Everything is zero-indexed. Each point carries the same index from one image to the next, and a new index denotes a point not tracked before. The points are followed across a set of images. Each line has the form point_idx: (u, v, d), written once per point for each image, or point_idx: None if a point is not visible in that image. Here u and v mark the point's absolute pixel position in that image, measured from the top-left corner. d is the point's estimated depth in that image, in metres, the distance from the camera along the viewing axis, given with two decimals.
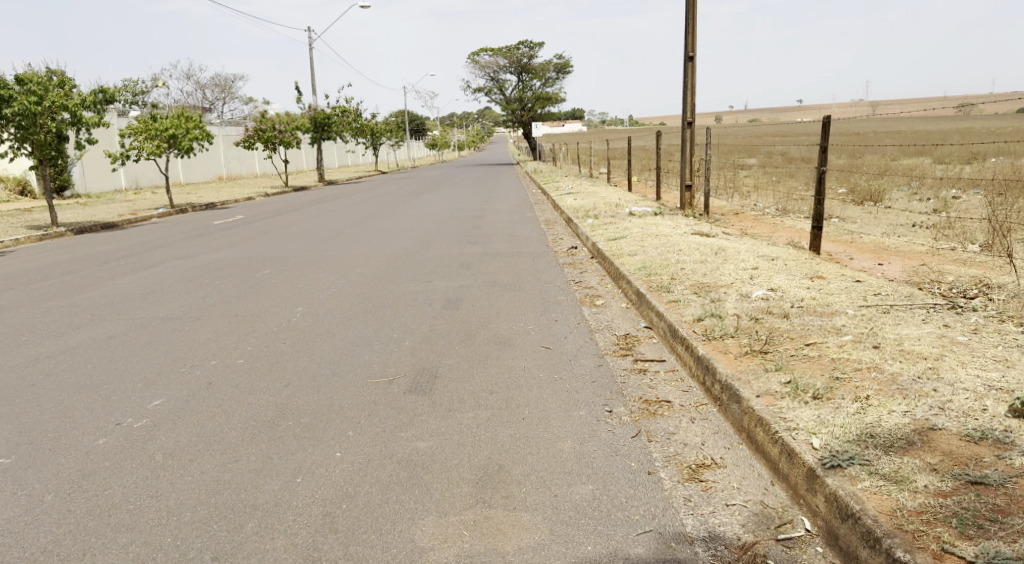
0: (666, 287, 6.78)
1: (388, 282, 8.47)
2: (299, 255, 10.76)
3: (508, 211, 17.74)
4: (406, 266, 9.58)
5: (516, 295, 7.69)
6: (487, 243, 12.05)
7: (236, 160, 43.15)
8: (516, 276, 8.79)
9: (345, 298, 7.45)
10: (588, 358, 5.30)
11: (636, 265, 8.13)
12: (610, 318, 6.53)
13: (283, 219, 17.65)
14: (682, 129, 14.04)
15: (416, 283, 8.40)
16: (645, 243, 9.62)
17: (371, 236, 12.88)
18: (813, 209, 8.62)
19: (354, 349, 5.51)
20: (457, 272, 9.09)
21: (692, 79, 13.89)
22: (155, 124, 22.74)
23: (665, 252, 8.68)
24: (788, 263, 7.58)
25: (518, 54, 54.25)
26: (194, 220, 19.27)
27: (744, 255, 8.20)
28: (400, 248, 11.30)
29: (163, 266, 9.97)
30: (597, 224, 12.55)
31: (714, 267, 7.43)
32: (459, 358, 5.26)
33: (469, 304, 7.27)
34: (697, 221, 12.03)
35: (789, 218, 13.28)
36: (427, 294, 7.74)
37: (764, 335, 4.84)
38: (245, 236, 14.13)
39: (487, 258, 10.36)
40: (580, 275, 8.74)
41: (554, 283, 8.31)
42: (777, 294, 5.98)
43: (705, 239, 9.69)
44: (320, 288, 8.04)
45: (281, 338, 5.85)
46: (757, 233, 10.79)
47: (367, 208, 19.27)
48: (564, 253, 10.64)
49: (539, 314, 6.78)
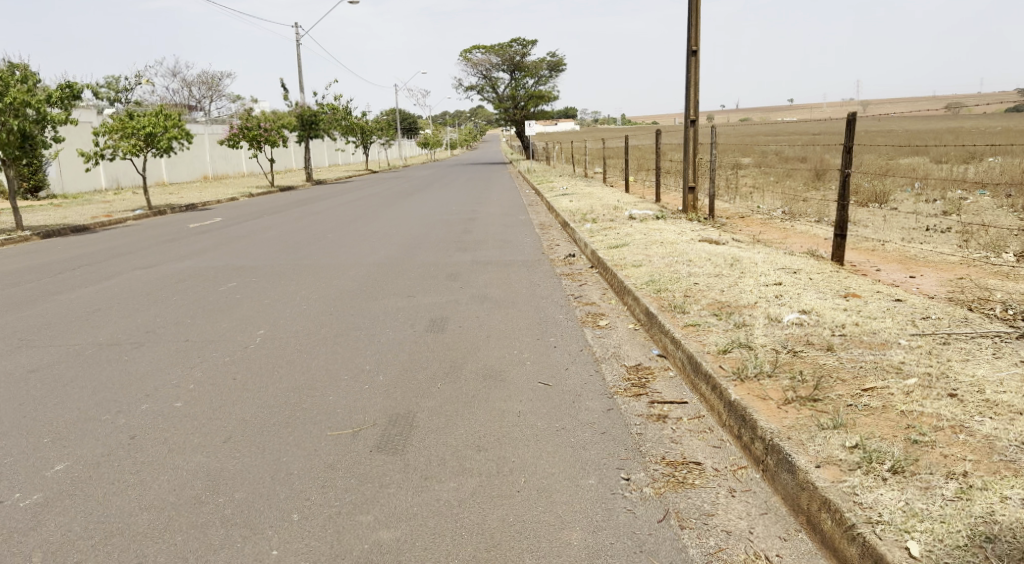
0: (680, 307, 5.94)
1: (366, 297, 7.62)
2: (272, 264, 9.90)
3: (500, 213, 16.86)
4: (388, 279, 8.71)
5: (508, 314, 6.85)
6: (478, 250, 11.19)
7: (222, 159, 42.11)
8: (508, 290, 7.94)
9: (315, 318, 6.60)
10: (594, 397, 4.46)
11: (643, 279, 7.28)
12: (617, 344, 5.69)
13: (263, 223, 16.78)
14: (685, 127, 13.24)
15: (398, 298, 7.56)
16: (650, 253, 8.79)
17: (354, 242, 12.01)
18: (836, 216, 7.81)
19: (317, 387, 4.67)
20: (443, 285, 8.25)
21: (696, 73, 13.06)
22: (130, 123, 21.82)
23: (673, 263, 7.86)
24: (813, 277, 6.77)
25: (511, 52, 53.33)
26: (170, 223, 18.39)
27: (761, 266, 7.38)
28: (383, 256, 10.45)
29: (121, 278, 9.10)
30: (596, 229, 11.73)
31: (733, 282, 6.59)
32: (440, 399, 4.42)
33: (455, 324, 6.42)
34: (703, 226, 11.21)
35: (799, 222, 12.49)
36: (408, 311, 6.90)
37: (809, 376, 4.00)
38: (219, 242, 13.25)
39: (477, 267, 9.52)
40: (579, 289, 7.91)
41: (551, 298, 7.47)
42: (812, 319, 5.14)
43: (715, 247, 8.88)
44: (290, 305, 7.19)
45: (232, 373, 5.01)
46: (769, 240, 9.99)
47: (352, 211, 18.43)
48: (561, 263, 9.78)
49: (535, 338, 5.94)
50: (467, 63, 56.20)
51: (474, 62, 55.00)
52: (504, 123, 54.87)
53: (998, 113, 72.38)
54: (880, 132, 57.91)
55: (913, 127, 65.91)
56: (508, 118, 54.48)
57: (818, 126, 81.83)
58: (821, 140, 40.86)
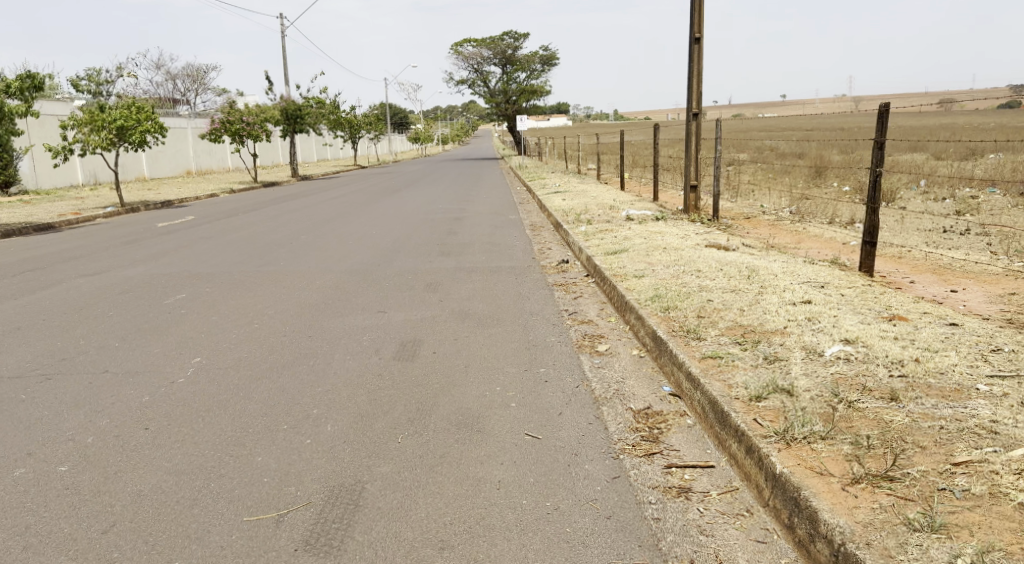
0: (695, 332, 5.00)
1: (331, 313, 6.67)
2: (232, 271, 8.91)
3: (489, 212, 15.91)
4: (358, 290, 7.75)
5: (492, 335, 5.89)
6: (462, 254, 10.24)
7: (206, 154, 40.97)
8: (493, 304, 6.99)
9: (264, 342, 5.64)
10: (593, 457, 3.52)
11: (648, 294, 6.34)
12: (621, 378, 4.74)
13: (237, 222, 15.77)
14: (688, 121, 12.32)
15: (366, 313, 6.61)
16: (653, 260, 7.88)
17: (328, 246, 11.02)
18: (865, 220, 6.91)
19: (245, 441, 3.73)
20: (419, 298, 7.29)
21: (699, 63, 12.12)
22: (101, 115, 20.74)
23: (681, 275, 6.94)
24: (846, 294, 5.87)
25: (503, 45, 52.44)
26: (139, 221, 17.36)
27: (782, 279, 6.48)
28: (356, 263, 9.48)
29: (59, 286, 8.09)
30: (592, 231, 10.81)
31: (754, 300, 5.66)
32: (398, 461, 3.48)
33: (429, 348, 5.48)
34: (708, 229, 10.30)
35: (809, 224, 11.62)
36: (377, 331, 5.96)
37: (877, 441, 3.07)
38: (182, 243, 12.24)
39: (459, 275, 8.58)
40: (574, 303, 6.97)
41: (541, 315, 6.53)
42: (861, 353, 4.22)
43: (726, 255, 7.98)
44: (239, 324, 6.23)
45: (145, 419, 4.06)
46: (783, 245, 9.10)
47: (333, 209, 17.45)
48: (553, 270, 8.84)
49: (522, 367, 5.00)
50: (458, 57, 55.20)
51: (465, 56, 53.99)
52: (495, 118, 53.86)
53: (993, 109, 71.93)
54: (875, 128, 57.36)
55: (906, 124, 65.44)
56: (499, 113, 53.51)
57: (812, 122, 81.20)
58: (817, 136, 40.14)
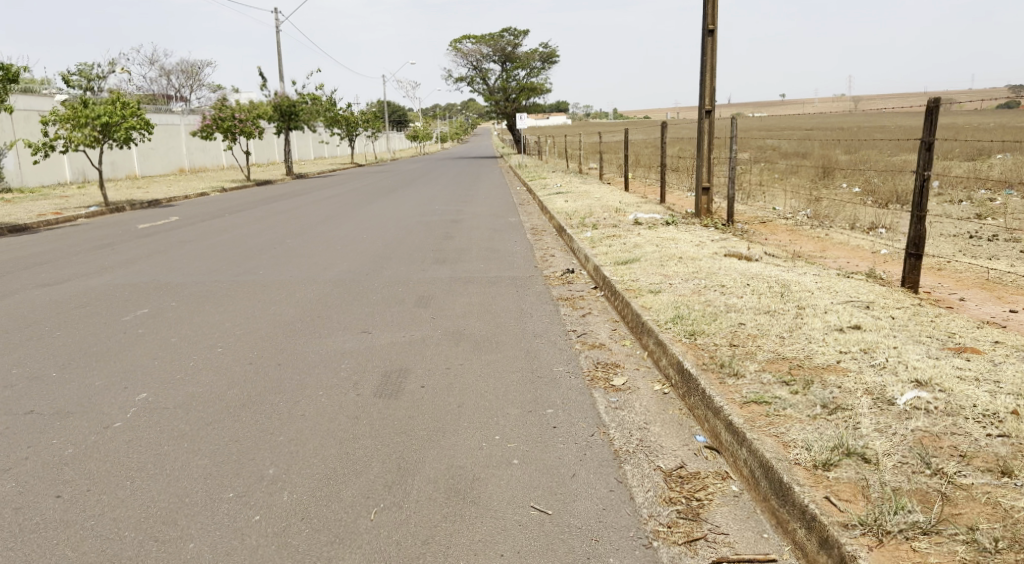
0: (731, 367, 4.22)
1: (308, 333, 5.89)
2: (206, 281, 8.13)
3: (487, 214, 15.17)
4: (341, 305, 6.97)
5: (490, 362, 5.13)
6: (458, 262, 9.46)
7: (199, 151, 40.19)
8: (491, 323, 6.22)
9: (226, 372, 4.86)
10: (619, 545, 2.76)
11: (668, 314, 5.57)
12: (644, 422, 3.96)
13: (221, 223, 14.98)
14: (700, 119, 11.55)
15: (348, 334, 5.85)
16: (669, 272, 7.13)
17: (315, 252, 10.25)
18: (910, 230, 6.14)
19: (178, 519, 2.96)
20: (410, 314, 6.53)
21: (713, 57, 11.36)
22: (84, 110, 19.93)
23: (702, 290, 6.19)
24: (897, 318, 5.11)
25: (502, 42, 51.56)
26: (120, 222, 16.55)
27: (820, 297, 5.72)
28: (341, 273, 8.68)
29: (10, 299, 7.30)
30: (598, 237, 10.07)
31: (794, 326, 4.89)
32: (369, 551, 2.72)
33: (416, 380, 4.70)
34: (725, 236, 9.55)
35: (829, 229, 10.90)
36: (359, 357, 5.20)
37: (1001, 544, 2.32)
38: (160, 246, 11.45)
39: (454, 287, 7.80)
40: (582, 322, 6.21)
41: (547, 337, 5.76)
42: (942, 400, 3.44)
43: (749, 266, 7.22)
44: (202, 348, 5.45)
45: (61, 481, 3.28)
46: (808, 254, 8.36)
47: (324, 211, 16.67)
48: (557, 281, 8.08)
49: (526, 408, 4.21)
50: (457, 53, 54.44)
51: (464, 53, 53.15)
52: (494, 116, 53.01)
53: (993, 109, 71.35)
54: (877, 126, 56.59)
55: (907, 123, 64.81)
56: (499, 111, 52.77)
57: (813, 121, 80.50)
58: (819, 135, 39.47)
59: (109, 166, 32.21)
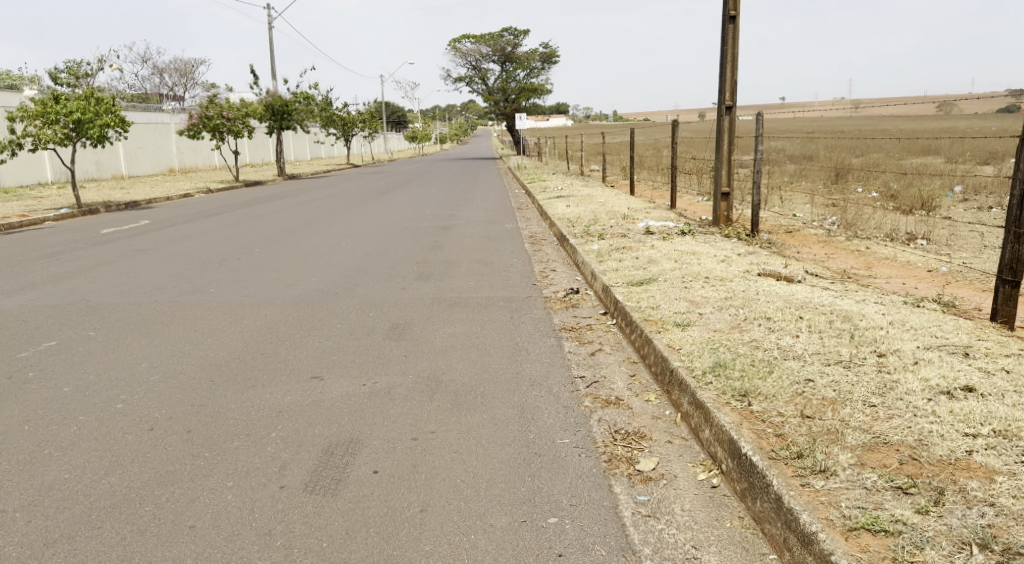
0: (814, 459, 2.95)
1: (242, 380, 4.61)
2: (142, 302, 6.85)
3: (482, 220, 13.90)
4: (294, 336, 5.69)
5: (473, 425, 3.85)
6: (445, 278, 8.20)
7: (190, 150, 38.89)
8: (479, 364, 4.94)
9: (110, 447, 3.58)
10: None
11: (705, 360, 4.28)
12: (692, 548, 2.68)
13: (191, 228, 13.70)
14: (720, 115, 10.27)
15: (294, 382, 4.57)
16: (697, 298, 5.86)
17: (282, 265, 8.95)
18: (1006, 252, 4.85)
19: None
20: (378, 351, 5.25)
21: (734, 47, 10.09)
22: (54, 106, 18.63)
23: (744, 326, 4.91)
24: (1016, 373, 3.82)
25: (502, 42, 50.31)
26: (84, 227, 15.22)
27: (899, 339, 4.44)
28: (305, 291, 7.41)
29: None
30: (607, 248, 8.79)
31: (884, 388, 3.61)
32: None
33: (366, 460, 3.42)
34: (752, 249, 8.30)
35: (867, 241, 9.64)
36: (301, 420, 3.93)
37: None
38: (112, 256, 10.16)
39: (435, 311, 6.52)
40: (592, 365, 4.92)
41: (547, 387, 4.47)
42: None
43: (795, 292, 5.93)
44: (96, 404, 4.17)
45: None
46: (856, 274, 7.07)
47: (306, 216, 15.40)
48: (559, 304, 6.80)
49: (520, 513, 2.94)
50: (455, 53, 53.25)
51: (463, 52, 51.87)
52: (494, 116, 51.80)
53: (995, 114, 70.54)
54: (880, 132, 55.71)
55: (909, 126, 63.81)
56: (497, 112, 51.55)
57: (815, 124, 79.45)
58: (825, 138, 38.30)
59: (94, 165, 30.93)
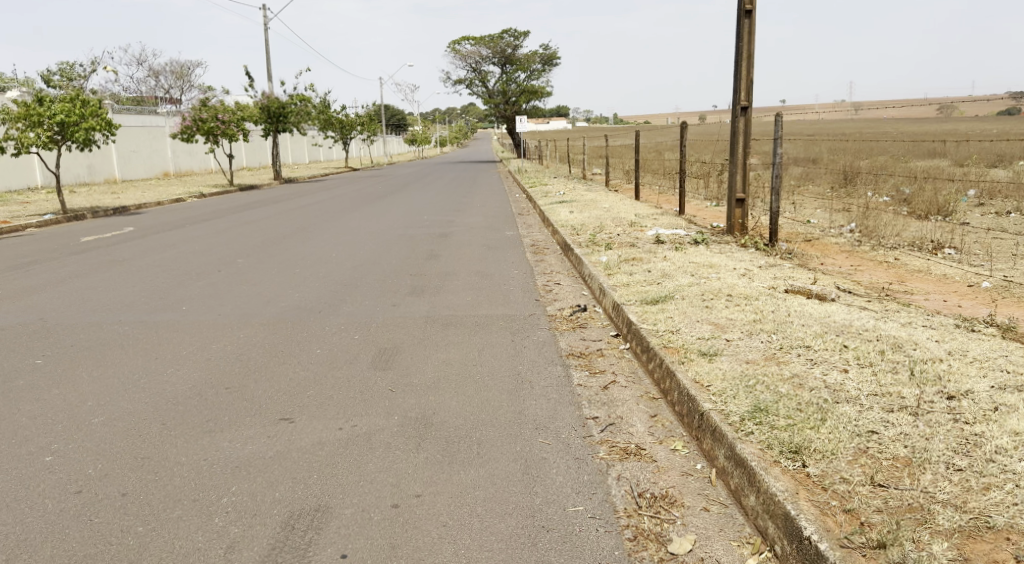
0: (902, 551, 2.32)
1: (197, 424, 3.98)
2: (104, 323, 6.23)
3: (481, 227, 13.27)
4: (265, 365, 5.05)
5: (467, 486, 3.22)
6: (439, 292, 7.57)
7: (186, 154, 38.28)
8: (476, 400, 4.31)
9: (26, 522, 2.96)
10: None
11: (740, 403, 3.64)
12: None
13: (176, 237, 13.08)
14: (734, 117, 9.65)
15: (260, 425, 3.94)
16: (723, 320, 5.23)
17: (265, 278, 8.32)
18: None
19: None
20: (361, 385, 4.61)
21: (751, 43, 9.47)
22: (38, 108, 18.02)
23: (781, 357, 4.27)
24: None
25: (503, 44, 49.75)
26: (65, 234, 14.61)
27: (967, 374, 3.80)
28: (286, 309, 6.77)
29: None
30: (616, 260, 8.17)
31: (969, 444, 2.97)
32: None
33: (335, 539, 2.79)
34: (773, 262, 7.66)
35: (893, 251, 9.00)
36: (263, 480, 3.30)
37: None
38: (85, 266, 9.53)
39: (427, 333, 5.87)
40: (606, 402, 4.28)
41: (555, 432, 3.83)
42: None
43: (831, 312, 5.30)
44: (22, 457, 3.55)
45: None
46: (892, 290, 6.43)
47: (298, 222, 14.78)
48: (565, 324, 6.17)
49: None
50: (455, 55, 52.66)
51: (463, 54, 51.30)
52: (494, 119, 51.26)
53: (997, 115, 70.00)
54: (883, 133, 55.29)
55: (912, 128, 63.20)
56: (497, 114, 50.96)
57: (817, 126, 78.86)
58: (830, 141, 37.70)
59: (87, 169, 30.33)
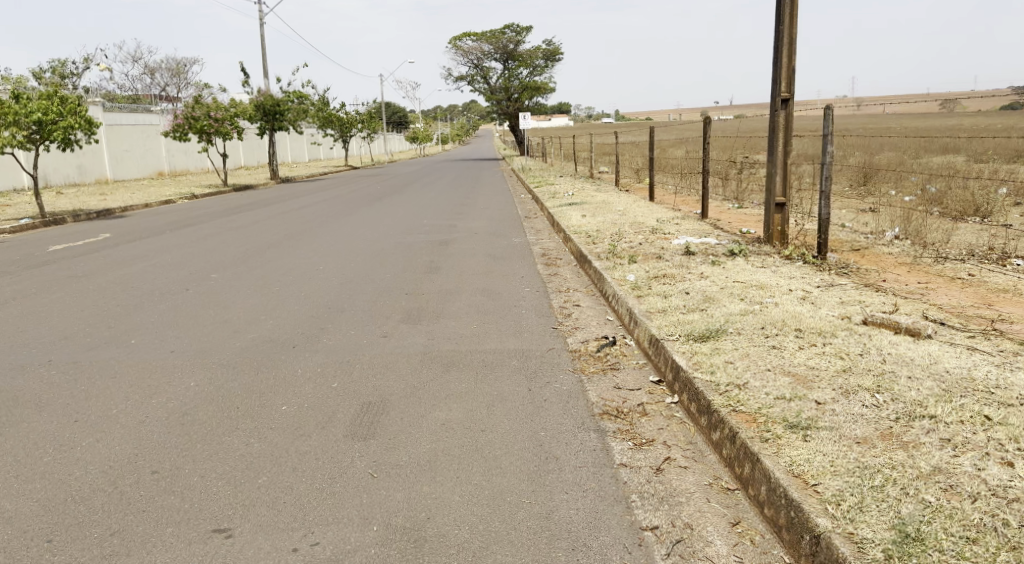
0: None
1: (97, 541, 2.84)
2: (29, 365, 5.12)
3: (486, 233, 12.11)
4: (212, 430, 3.92)
5: None
6: (438, 317, 6.42)
7: (180, 153, 37.17)
8: (486, 494, 3.15)
9: None
10: None
11: (875, 524, 2.50)
12: None
13: (150, 245, 11.96)
14: (774, 111, 8.49)
15: (183, 544, 2.81)
16: (801, 369, 4.08)
17: (237, 300, 7.18)
18: None
19: None
20: (333, 465, 3.47)
21: (793, 26, 8.30)
22: (13, 106, 16.84)
23: (904, 437, 3.12)
24: None
25: (505, 39, 48.49)
26: (36, 241, 13.50)
27: None
28: (250, 342, 5.63)
29: None
30: (644, 276, 7.03)
31: None
32: None
33: None
34: (830, 280, 6.52)
35: (957, 263, 7.85)
36: None
37: None
38: (40, 284, 8.41)
39: (421, 378, 4.73)
40: (664, 496, 3.13)
41: (602, 557, 2.68)
42: None
43: (936, 357, 4.15)
44: None
45: None
46: (989, 318, 5.28)
47: (287, 227, 13.63)
48: (593, 363, 5.02)
49: None
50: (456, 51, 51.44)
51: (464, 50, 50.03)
52: (495, 116, 50.01)
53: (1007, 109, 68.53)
54: (896, 127, 54.03)
55: (923, 123, 61.85)
56: (499, 111, 49.72)
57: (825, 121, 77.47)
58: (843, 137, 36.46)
59: (76, 169, 29.22)
